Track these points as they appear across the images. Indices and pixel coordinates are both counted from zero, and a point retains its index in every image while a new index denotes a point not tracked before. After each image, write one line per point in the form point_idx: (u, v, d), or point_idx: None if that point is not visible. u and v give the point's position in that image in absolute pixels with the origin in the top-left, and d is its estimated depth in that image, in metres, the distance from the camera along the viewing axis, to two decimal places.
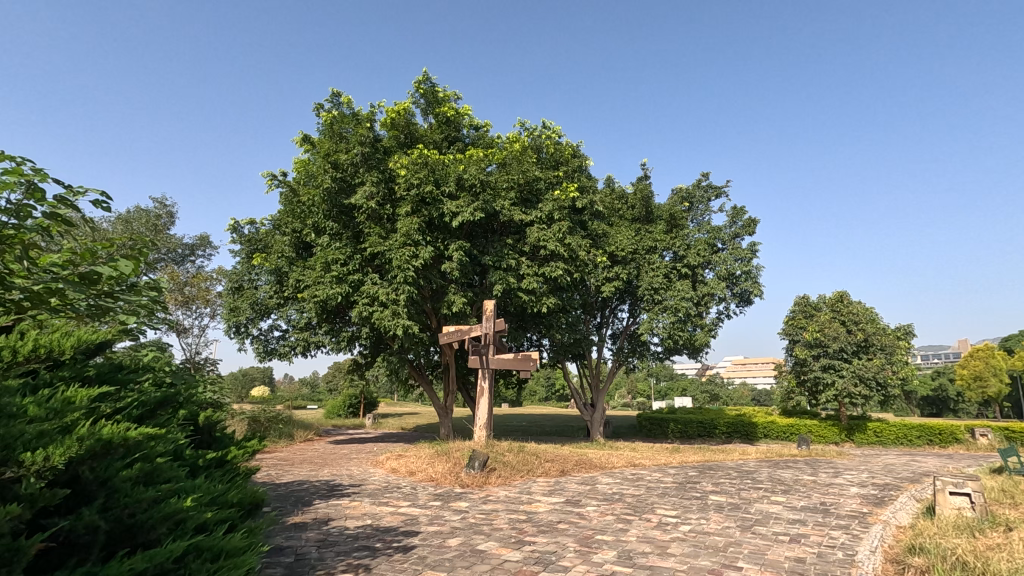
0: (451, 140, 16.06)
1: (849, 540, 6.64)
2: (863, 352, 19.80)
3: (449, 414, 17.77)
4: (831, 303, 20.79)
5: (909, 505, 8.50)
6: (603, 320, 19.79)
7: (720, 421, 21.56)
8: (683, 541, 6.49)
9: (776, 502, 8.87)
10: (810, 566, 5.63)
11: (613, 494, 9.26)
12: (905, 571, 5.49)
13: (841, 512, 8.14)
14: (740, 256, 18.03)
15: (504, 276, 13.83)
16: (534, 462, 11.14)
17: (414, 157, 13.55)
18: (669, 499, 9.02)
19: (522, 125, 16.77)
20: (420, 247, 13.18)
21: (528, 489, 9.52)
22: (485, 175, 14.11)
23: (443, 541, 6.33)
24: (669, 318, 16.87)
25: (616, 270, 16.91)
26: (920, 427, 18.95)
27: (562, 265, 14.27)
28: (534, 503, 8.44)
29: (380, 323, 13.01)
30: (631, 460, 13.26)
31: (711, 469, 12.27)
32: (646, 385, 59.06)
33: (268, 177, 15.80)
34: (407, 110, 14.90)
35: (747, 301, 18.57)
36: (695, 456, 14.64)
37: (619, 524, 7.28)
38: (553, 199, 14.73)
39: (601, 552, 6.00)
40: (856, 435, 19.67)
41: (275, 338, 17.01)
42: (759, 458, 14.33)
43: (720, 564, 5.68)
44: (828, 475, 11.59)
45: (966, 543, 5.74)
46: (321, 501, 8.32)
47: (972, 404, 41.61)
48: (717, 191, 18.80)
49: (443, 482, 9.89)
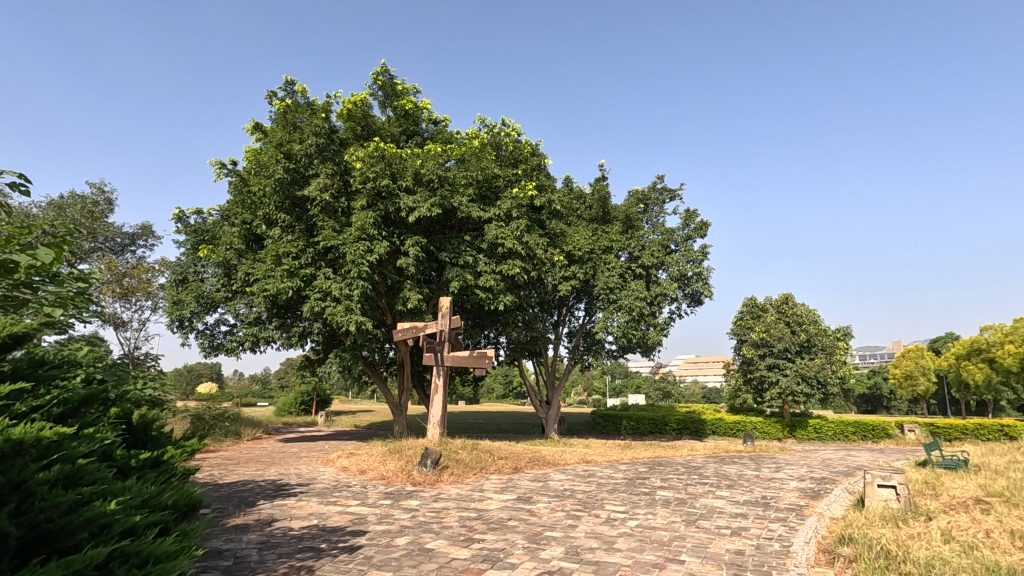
0: (409, 134, 15.83)
1: (785, 532, 6.92)
2: (806, 352, 20.70)
3: (404, 411, 17.47)
4: (777, 304, 21.68)
5: (842, 498, 8.94)
6: (559, 318, 19.92)
7: (671, 417, 22.09)
8: (630, 537, 6.62)
9: (720, 497, 9.16)
10: (748, 558, 5.84)
11: (564, 491, 9.36)
12: (834, 560, 5.77)
13: (779, 506, 8.49)
14: (692, 258, 18.51)
15: (461, 273, 13.76)
16: (487, 460, 11.12)
17: (370, 150, 13.31)
18: (618, 495, 9.20)
19: (481, 121, 16.66)
20: (375, 242, 12.89)
21: (480, 487, 9.51)
22: (444, 170, 13.99)
23: (391, 541, 6.24)
24: (624, 318, 17.14)
25: (573, 269, 17.00)
26: (856, 423, 19.97)
27: (519, 263, 14.31)
28: (485, 500, 8.43)
29: (333, 319, 12.68)
30: (583, 456, 13.42)
31: (660, 466, 12.57)
32: (602, 382, 59.99)
33: (216, 165, 15.16)
34: (364, 102, 14.49)
35: (698, 302, 19.08)
36: (646, 451, 14.96)
37: (568, 520, 7.36)
38: (512, 197, 14.74)
39: (549, 548, 6.06)
40: (798, 431, 20.56)
41: (221, 333, 16.35)
42: (707, 454, 14.77)
43: (664, 558, 5.82)
44: (770, 470, 12.05)
45: (891, 533, 6.08)
46: (265, 502, 8.04)
47: (902, 403, 44.26)
48: (672, 193, 19.23)
49: (394, 480, 9.76)
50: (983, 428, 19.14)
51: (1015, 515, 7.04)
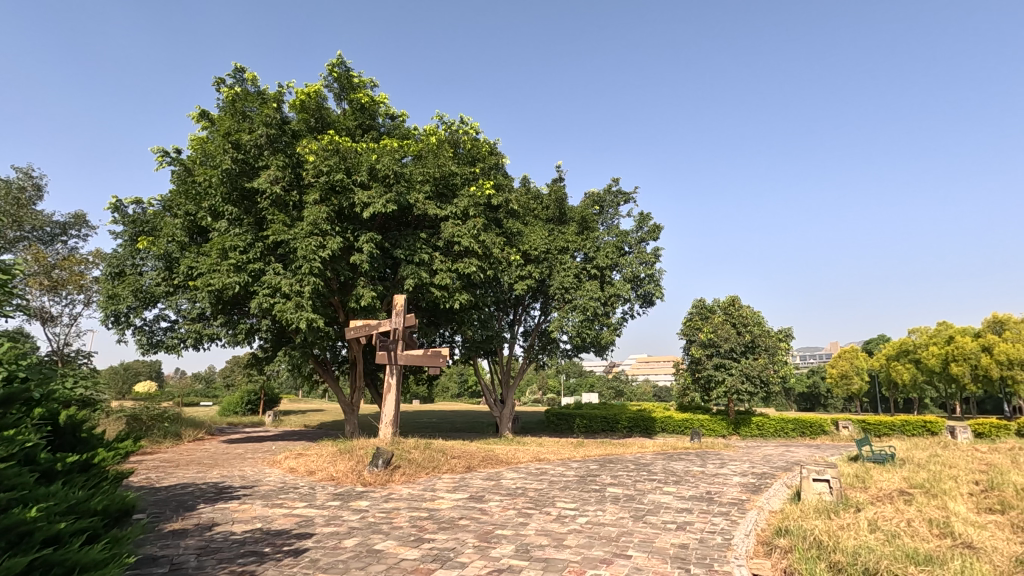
0: (365, 128, 15.51)
1: (727, 526, 7.20)
2: (750, 352, 21.55)
3: (356, 411, 17.10)
4: (724, 306, 22.50)
5: (780, 492, 9.37)
6: (515, 317, 20.00)
7: (623, 416, 22.49)
8: (579, 533, 6.72)
9: (667, 493, 9.43)
10: (692, 551, 6.05)
11: (516, 489, 9.42)
12: (772, 551, 6.05)
13: (723, 500, 8.81)
14: (645, 260, 18.95)
15: (416, 271, 13.61)
16: (440, 459, 11.04)
17: (324, 143, 12.98)
18: (570, 492, 9.34)
19: (439, 117, 16.51)
20: (327, 237, 12.58)
21: (432, 486, 9.43)
22: (401, 167, 13.80)
23: (338, 543, 6.10)
24: (578, 317, 17.35)
25: (530, 268, 17.05)
26: (795, 420, 20.93)
27: (476, 262, 14.28)
28: (437, 500, 8.38)
29: (282, 315, 12.28)
30: (536, 455, 13.51)
31: (611, 463, 12.82)
32: (556, 381, 60.60)
33: (158, 153, 14.43)
34: (318, 93, 14.09)
35: (650, 303, 19.55)
36: (597, 449, 15.23)
37: (519, 518, 7.41)
38: (469, 196, 14.71)
39: (500, 547, 6.08)
40: (741, 428, 21.41)
41: (161, 329, 15.57)
42: (656, 451, 15.15)
43: (612, 553, 5.94)
44: (715, 466, 12.51)
45: (823, 524, 6.41)
46: (205, 505, 7.72)
47: (838, 400, 46.77)
48: (626, 197, 19.62)
49: (343, 481, 9.57)
50: (909, 424, 20.42)
51: (933, 505, 7.57)
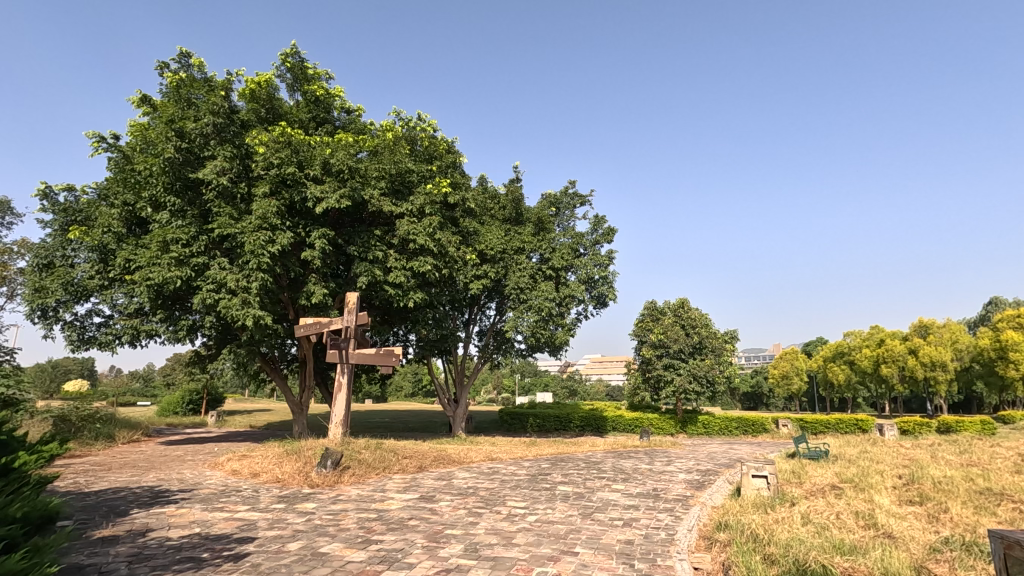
0: (319, 121, 15.13)
1: (671, 521, 7.43)
2: (698, 353, 22.29)
3: (305, 411, 16.63)
4: (674, 308, 23.18)
5: (722, 488, 9.75)
6: (470, 317, 19.96)
7: (575, 415, 22.72)
8: (528, 531, 6.79)
9: (615, 490, 9.65)
10: (636, 547, 6.21)
11: (468, 488, 9.41)
12: (711, 545, 6.28)
13: (668, 497, 9.09)
14: (599, 262, 19.29)
15: (370, 268, 13.37)
16: (391, 459, 10.92)
17: (275, 135, 12.58)
18: (521, 491, 9.41)
19: (396, 113, 16.27)
20: (277, 232, 12.21)
21: (382, 487, 9.31)
22: (356, 162, 13.55)
23: (281, 546, 5.93)
24: (533, 317, 17.49)
25: (485, 268, 17.00)
26: (739, 419, 21.76)
27: (431, 260, 14.16)
28: (386, 500, 8.28)
29: (226, 312, 11.79)
30: (488, 454, 13.54)
31: (561, 461, 13.00)
32: (512, 380, 60.82)
33: (92, 138, 13.64)
34: (270, 83, 13.63)
35: (603, 304, 19.89)
36: (549, 448, 15.38)
37: (469, 518, 7.41)
38: (425, 193, 14.57)
39: (449, 546, 6.07)
40: (688, 427, 22.10)
41: (94, 325, 14.71)
42: (607, 450, 15.44)
43: (559, 550, 6.03)
44: (662, 463, 12.88)
45: (760, 518, 6.71)
46: (139, 510, 7.35)
47: (779, 399, 49.01)
48: (582, 199, 19.90)
49: (289, 483, 9.32)
50: (842, 422, 21.60)
51: (861, 498, 8.05)
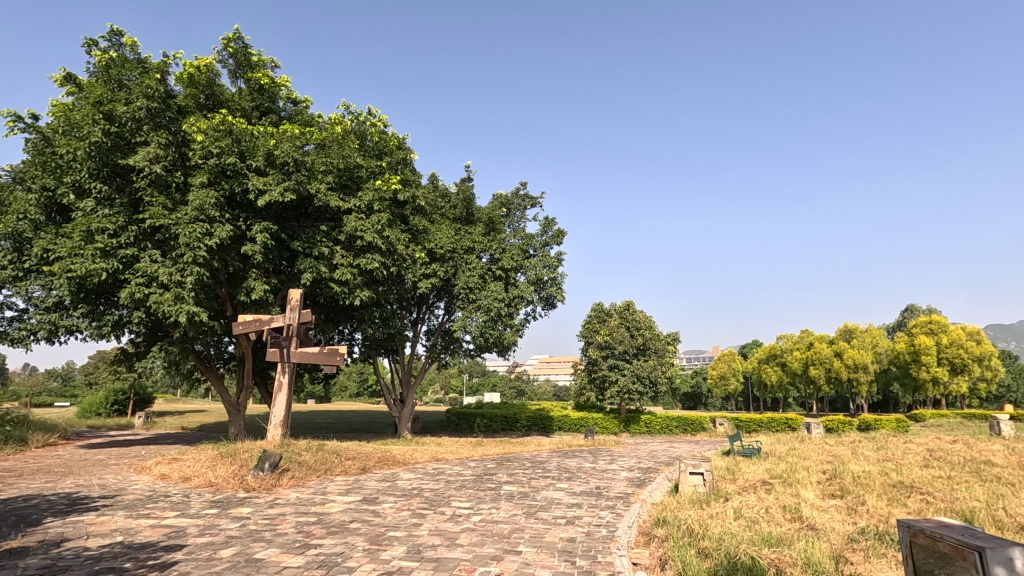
0: (263, 111, 14.55)
1: (612, 518, 7.61)
2: (641, 355, 22.91)
3: (242, 411, 15.95)
4: (620, 311, 23.74)
5: (662, 485, 10.07)
6: (418, 317, 19.72)
7: (522, 415, 22.84)
8: (472, 531, 6.77)
9: (559, 489, 9.78)
10: (578, 545, 6.32)
11: (412, 489, 9.30)
12: (650, 540, 6.48)
13: (610, 495, 9.29)
14: (548, 263, 19.51)
15: (314, 265, 12.98)
16: (333, 461, 10.64)
17: (215, 123, 12.01)
18: (466, 491, 9.38)
19: (346, 106, 15.88)
20: (215, 225, 11.66)
21: (323, 489, 9.05)
22: (302, 155, 13.14)
23: (213, 554, 5.67)
24: (482, 317, 17.47)
25: (434, 267, 16.83)
26: (679, 418, 22.51)
27: (378, 258, 13.91)
28: (327, 503, 8.06)
29: (158, 307, 11.14)
30: (434, 455, 13.41)
31: (507, 461, 13.05)
32: (459, 380, 60.49)
33: (8, 116, 12.59)
34: (210, 68, 12.99)
35: (552, 305, 20.12)
36: (495, 448, 15.40)
37: (413, 519, 7.32)
38: (374, 189, 14.31)
39: (391, 549, 5.98)
40: (631, 426, 22.67)
41: (5, 319, 13.58)
42: (552, 449, 15.63)
43: (503, 550, 6.05)
44: (605, 462, 13.16)
45: (696, 513, 6.98)
46: (54, 519, 6.83)
47: (716, 399, 51.08)
48: (532, 201, 20.07)
49: (223, 487, 8.91)
50: (774, 421, 22.74)
51: (788, 493, 8.50)
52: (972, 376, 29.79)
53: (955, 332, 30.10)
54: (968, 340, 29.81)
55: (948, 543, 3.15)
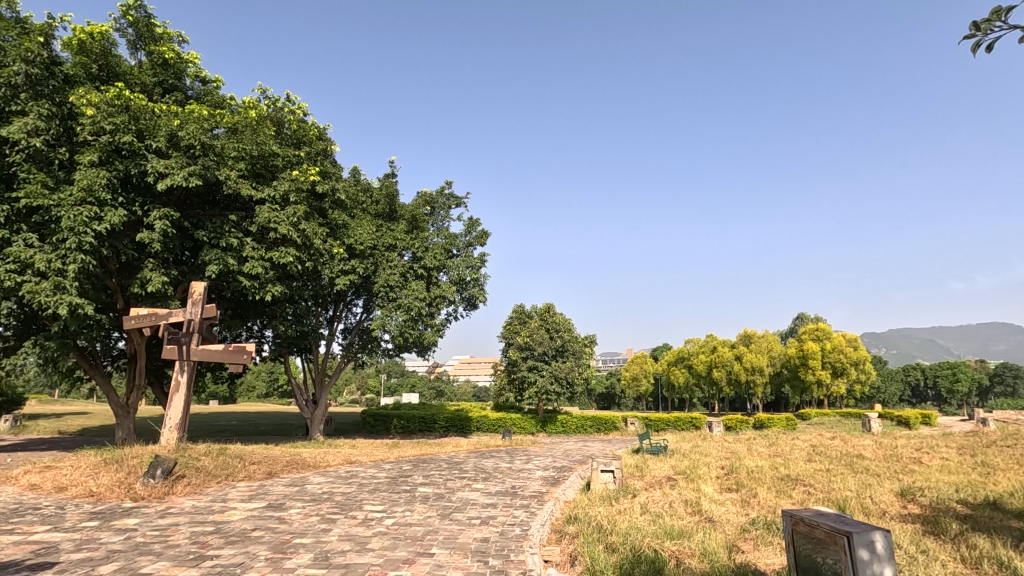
0: (167, 88, 13.42)
1: (526, 517, 7.71)
2: (560, 356, 23.45)
3: (132, 413, 14.59)
4: (541, 313, 24.20)
5: (575, 483, 10.35)
6: (335, 314, 19.01)
7: (440, 416, 22.61)
8: (384, 535, 6.62)
9: (475, 489, 9.79)
10: (492, 544, 6.35)
11: (321, 494, 8.94)
12: (561, 537, 6.63)
13: (525, 494, 9.43)
14: (471, 264, 19.51)
15: (221, 256, 12.13)
16: (235, 466, 10.00)
17: (110, 96, 10.93)
18: (379, 494, 9.14)
19: (261, 90, 15.00)
20: (106, 209, 10.60)
21: (223, 496, 8.47)
22: (211, 138, 12.27)
23: (90, 571, 5.13)
24: (402, 317, 17.15)
25: (353, 263, 16.28)
26: (593, 419, 23.27)
27: (293, 252, 13.28)
28: (227, 511, 7.55)
29: (32, 298, 9.95)
30: (347, 457, 12.98)
31: (424, 463, 12.88)
32: (377, 380, 58.88)
33: None
34: (106, 36, 11.81)
35: (473, 306, 20.11)
36: (412, 450, 15.15)
37: (321, 525, 7.03)
38: (290, 180, 13.64)
39: (296, 557, 5.71)
40: (548, 426, 23.14)
41: None
42: (469, 450, 15.61)
43: (415, 552, 5.96)
44: (522, 462, 13.34)
45: (606, 510, 7.23)
46: None
47: (629, 399, 53.30)
48: (457, 201, 19.99)
49: (106, 497, 8.10)
50: (680, 420, 24.09)
51: (691, 488, 9.04)
52: (850, 378, 33.14)
53: (837, 339, 33.36)
54: (847, 346, 33.15)
55: (823, 529, 3.48)
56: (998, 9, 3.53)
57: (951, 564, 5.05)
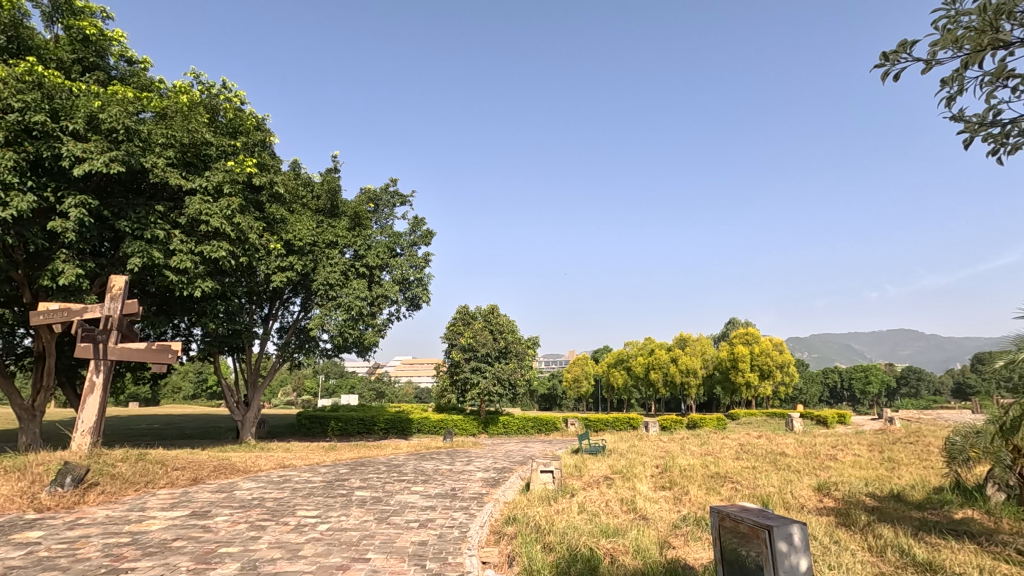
0: (87, 67, 12.46)
1: (465, 519, 7.68)
2: (503, 357, 23.53)
3: (39, 416, 13.41)
4: (485, 314, 24.18)
5: (515, 484, 10.40)
6: (270, 312, 18.24)
7: (380, 417, 22.08)
8: (317, 541, 6.41)
9: (414, 492, 9.65)
10: (429, 548, 6.28)
11: (251, 500, 8.54)
12: (499, 539, 6.64)
13: (465, 496, 9.38)
14: (415, 263, 19.27)
15: (145, 249, 11.38)
16: (156, 472, 9.39)
17: (20, 72, 10.03)
18: (313, 499, 8.85)
19: (194, 75, 14.21)
20: (12, 194, 9.71)
21: (141, 505, 7.93)
22: (138, 123, 11.50)
23: None
24: (341, 316, 16.70)
25: (291, 259, 15.68)
26: (535, 420, 23.49)
27: (226, 246, 12.66)
28: (145, 520, 7.08)
29: None
30: (281, 461, 12.48)
31: (362, 466, 12.57)
32: (314, 381, 56.86)
33: None
34: (16, 5, 10.83)
35: (417, 306, 19.84)
36: (350, 453, 14.76)
37: (250, 532, 6.73)
38: (225, 170, 12.98)
39: (222, 566, 5.43)
40: (490, 427, 23.14)
41: None
42: (410, 452, 15.38)
43: (349, 558, 5.80)
44: (462, 463, 13.27)
45: (544, 510, 7.31)
46: None
47: (570, 400, 54.13)
48: (402, 199, 19.68)
49: (5, 508, 7.39)
50: (618, 420, 24.71)
51: (627, 486, 9.30)
52: (776, 380, 35.09)
53: (765, 343, 35.24)
54: (773, 350, 35.11)
55: (747, 524, 3.66)
56: (904, 40, 3.85)
57: (859, 552, 5.45)
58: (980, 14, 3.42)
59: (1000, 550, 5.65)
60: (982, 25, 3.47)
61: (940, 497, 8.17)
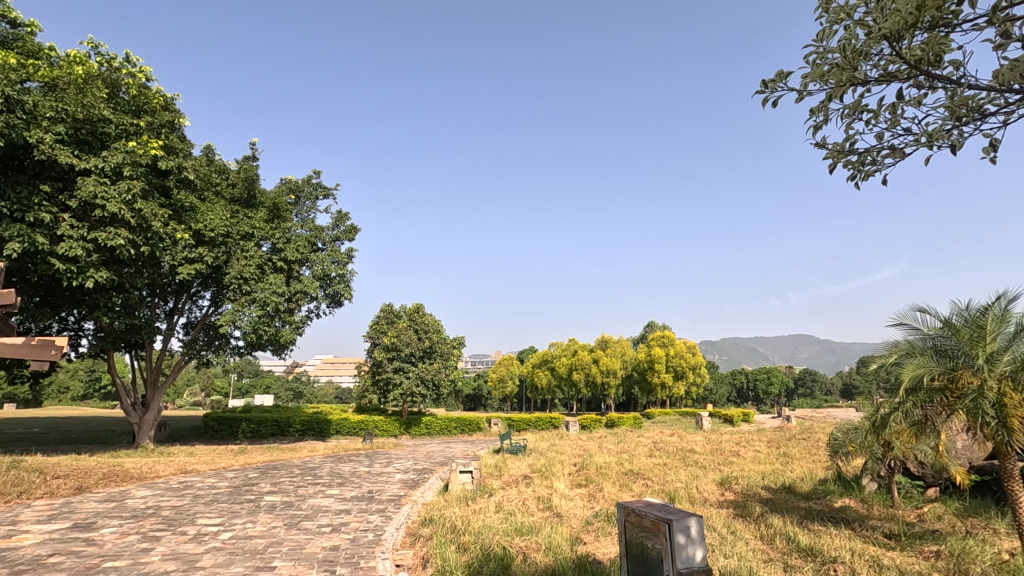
0: None
1: (380, 522, 7.50)
2: (427, 357, 23.25)
3: None
4: (410, 313, 23.81)
5: (434, 485, 10.31)
6: (175, 307, 16.98)
7: (296, 419, 21.04)
8: (218, 551, 6.03)
9: (328, 495, 9.31)
10: (340, 552, 6.08)
11: (144, 509, 7.90)
12: (415, 541, 6.54)
13: (381, 498, 9.18)
14: (337, 259, 18.65)
15: (27, 232, 10.22)
16: (32, 482, 8.44)
17: None
18: (216, 505, 8.32)
19: (94, 45, 12.98)
20: None
21: (13, 518, 7.13)
22: (21, 92, 10.33)
23: None
24: (256, 312, 15.84)
25: (200, 251, 14.59)
26: (457, 419, 23.42)
27: (125, 234, 11.63)
28: (15, 535, 6.35)
29: None
30: (181, 466, 11.62)
31: (273, 469, 11.96)
32: (226, 381, 53.51)
33: None
34: None
35: (338, 303, 19.15)
36: (261, 456, 14.04)
37: (140, 544, 6.21)
38: (125, 151, 11.93)
39: None
40: (412, 427, 22.80)
41: None
42: (326, 454, 14.83)
43: (253, 567, 5.50)
44: (381, 465, 12.96)
45: (461, 511, 7.28)
46: None
47: (495, 401, 54.28)
48: (326, 191, 18.95)
49: None
50: (540, 420, 25.15)
51: (544, 484, 9.49)
52: (688, 381, 37.02)
53: (679, 346, 37.12)
54: (687, 352, 37.06)
55: (649, 518, 3.85)
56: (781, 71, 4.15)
57: (752, 541, 5.89)
58: (843, 52, 3.76)
59: (871, 534, 6.29)
60: (844, 63, 3.82)
61: (823, 487, 8.98)
